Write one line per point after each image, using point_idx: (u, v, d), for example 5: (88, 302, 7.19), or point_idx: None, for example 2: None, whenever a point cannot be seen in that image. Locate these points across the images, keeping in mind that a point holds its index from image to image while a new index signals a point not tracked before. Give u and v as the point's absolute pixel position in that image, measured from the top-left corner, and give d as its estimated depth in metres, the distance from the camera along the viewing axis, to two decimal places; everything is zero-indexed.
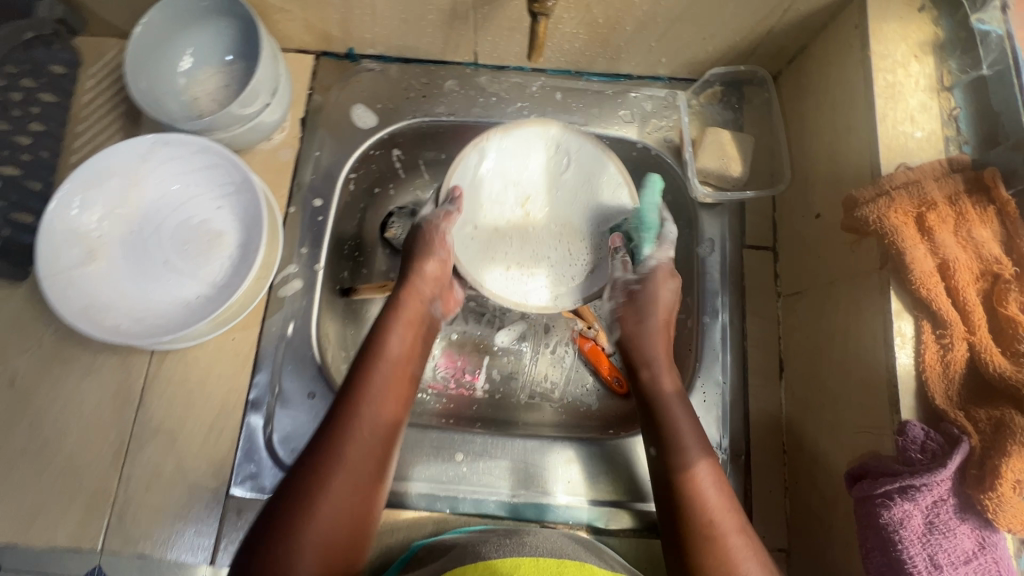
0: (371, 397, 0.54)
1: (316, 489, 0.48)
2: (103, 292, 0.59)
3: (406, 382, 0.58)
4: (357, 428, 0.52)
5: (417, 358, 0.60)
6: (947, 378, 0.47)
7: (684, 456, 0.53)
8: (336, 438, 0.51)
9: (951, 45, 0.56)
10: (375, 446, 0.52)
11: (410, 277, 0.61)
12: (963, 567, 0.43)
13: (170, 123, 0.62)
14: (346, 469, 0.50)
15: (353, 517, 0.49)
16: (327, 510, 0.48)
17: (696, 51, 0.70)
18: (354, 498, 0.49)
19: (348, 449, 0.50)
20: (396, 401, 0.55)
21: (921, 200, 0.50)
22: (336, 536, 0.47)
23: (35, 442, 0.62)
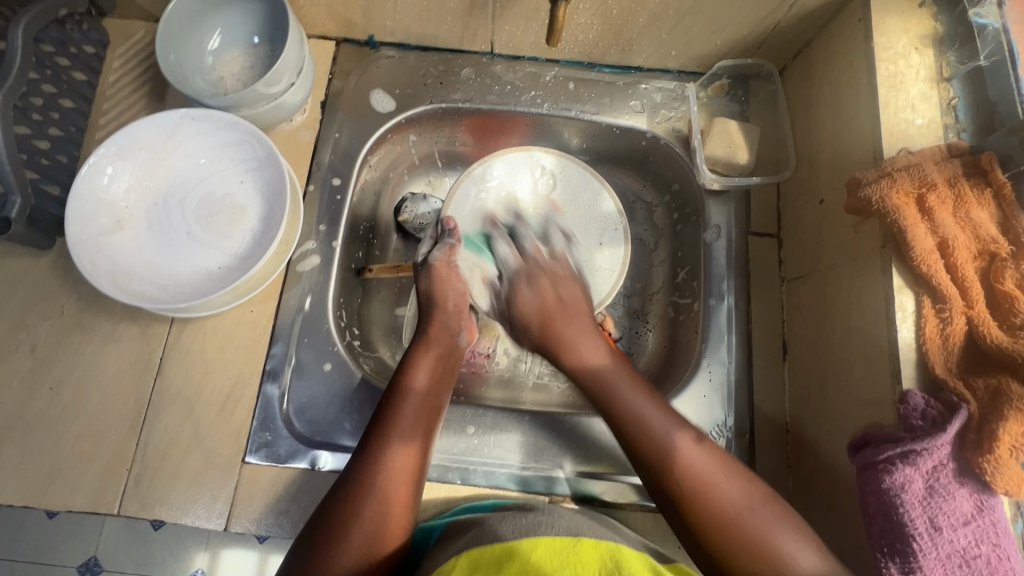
0: (401, 423, 0.57)
1: (350, 510, 0.51)
2: (129, 260, 0.61)
3: (432, 413, 0.59)
4: (389, 451, 0.54)
5: (447, 386, 0.62)
6: (947, 350, 0.49)
7: (654, 437, 0.54)
8: (370, 461, 0.54)
9: (949, 38, 0.58)
10: (407, 467, 0.55)
11: (437, 313, 0.64)
12: (963, 530, 0.45)
13: (197, 99, 0.64)
14: (379, 489, 0.53)
15: (387, 535, 0.51)
16: (361, 528, 0.50)
17: (705, 44, 0.73)
18: (388, 519, 0.52)
19: (382, 473, 0.53)
20: (425, 425, 0.58)
21: (921, 181, 0.53)
22: (371, 554, 0.50)
23: (54, 407, 0.63)
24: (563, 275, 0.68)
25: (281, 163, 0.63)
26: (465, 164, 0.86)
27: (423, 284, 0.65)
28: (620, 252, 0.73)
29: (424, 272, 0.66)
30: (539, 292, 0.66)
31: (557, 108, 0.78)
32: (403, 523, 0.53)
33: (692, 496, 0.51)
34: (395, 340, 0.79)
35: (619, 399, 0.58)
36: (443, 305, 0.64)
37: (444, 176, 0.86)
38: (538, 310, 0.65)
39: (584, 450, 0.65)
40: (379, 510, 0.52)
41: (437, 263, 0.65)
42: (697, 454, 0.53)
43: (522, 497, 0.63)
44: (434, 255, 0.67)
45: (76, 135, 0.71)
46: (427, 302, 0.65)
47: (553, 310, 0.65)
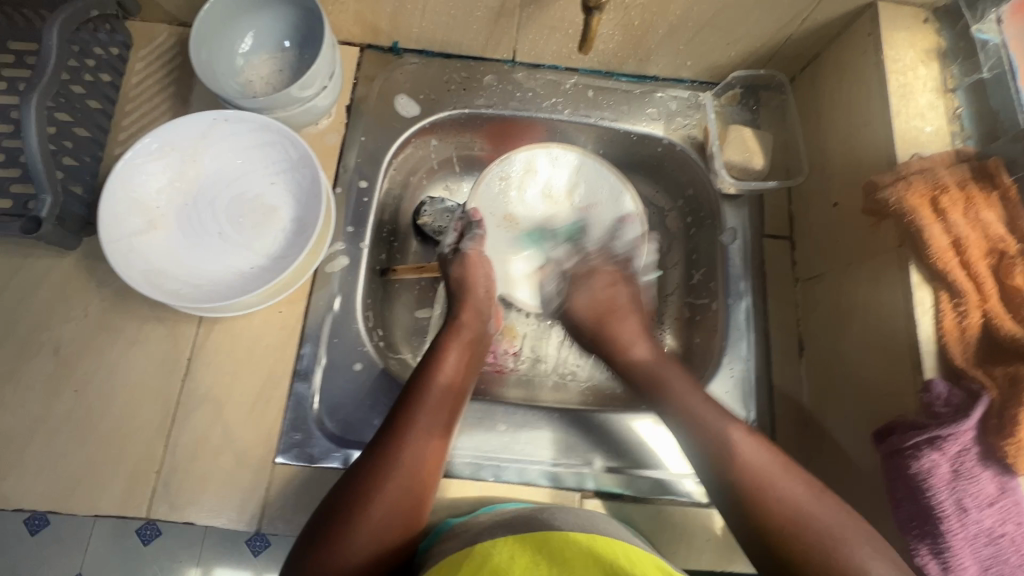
0: (429, 401, 0.59)
1: (376, 479, 0.53)
2: (161, 259, 0.61)
3: (458, 398, 0.61)
4: (416, 427, 0.57)
5: (472, 370, 0.65)
6: (964, 342, 0.52)
7: (707, 426, 0.58)
8: (398, 433, 0.56)
9: (952, 53, 0.63)
10: (432, 444, 0.57)
11: (468, 299, 0.69)
12: (988, 510, 0.47)
13: (231, 97, 0.65)
14: (404, 463, 0.54)
15: (410, 510, 0.54)
16: (386, 498, 0.53)
17: (720, 55, 0.76)
18: (414, 490, 0.54)
19: (407, 446, 0.55)
20: (451, 405, 0.60)
21: (935, 183, 0.56)
22: (392, 524, 0.52)
23: (80, 409, 0.63)
24: (615, 280, 0.75)
25: (315, 165, 0.64)
26: (483, 169, 0.88)
27: (456, 271, 0.70)
28: (646, 251, 0.78)
29: (456, 261, 0.70)
30: (595, 295, 0.73)
31: (577, 115, 0.80)
32: (423, 496, 0.55)
33: (753, 490, 0.53)
34: (417, 341, 0.80)
35: (669, 391, 0.62)
36: (474, 291, 0.69)
37: (461, 181, 0.87)
38: (592, 312, 0.72)
39: (613, 446, 0.67)
40: (403, 482, 0.54)
41: (469, 252, 0.70)
42: (747, 446, 0.56)
43: (554, 492, 0.64)
44: (466, 246, 0.71)
45: (100, 135, 0.70)
46: (460, 287, 0.69)
47: (607, 315, 0.71)
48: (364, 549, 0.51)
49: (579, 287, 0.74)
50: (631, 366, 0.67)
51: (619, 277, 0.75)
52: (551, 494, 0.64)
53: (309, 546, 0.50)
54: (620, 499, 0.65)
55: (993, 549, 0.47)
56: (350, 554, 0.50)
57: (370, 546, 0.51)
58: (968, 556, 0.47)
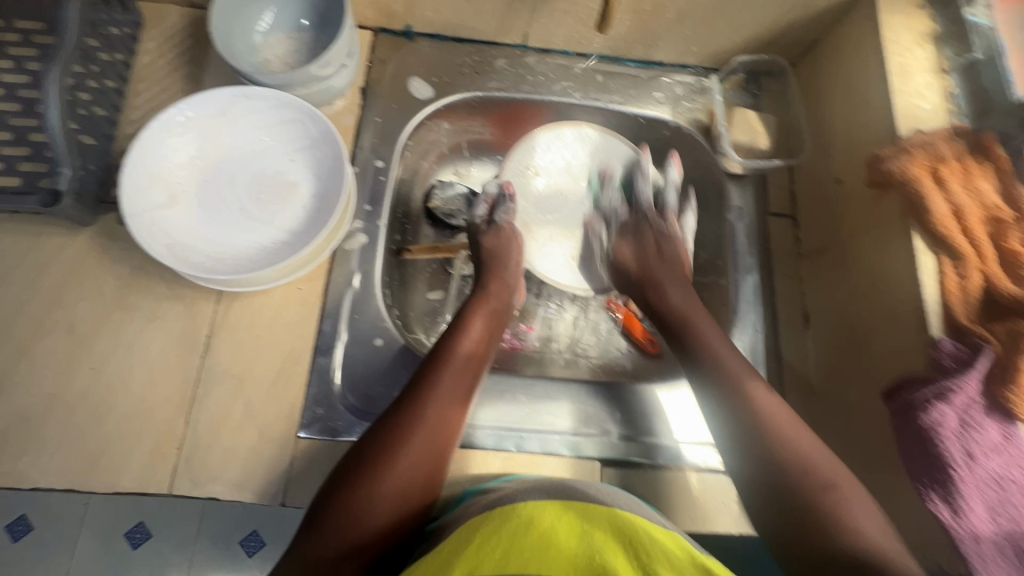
0: (453, 363, 0.60)
1: (401, 434, 0.53)
2: (182, 233, 0.62)
3: (480, 361, 0.63)
4: (442, 387, 0.58)
5: (493, 340, 0.66)
6: (966, 301, 0.55)
7: (702, 370, 0.59)
8: (424, 392, 0.57)
9: (946, 36, 0.66)
10: (455, 403, 0.58)
11: (499, 271, 0.71)
12: (993, 456, 0.50)
13: (252, 71, 0.66)
14: (429, 419, 0.55)
15: (434, 467, 0.53)
16: (412, 452, 0.52)
17: (725, 41, 0.79)
18: (439, 448, 0.54)
19: (433, 403, 0.56)
20: (474, 369, 0.61)
21: (935, 155, 0.59)
22: (417, 478, 0.52)
23: (97, 386, 0.62)
24: (667, 236, 0.74)
25: (336, 140, 0.65)
26: (491, 153, 0.89)
27: (491, 242, 0.73)
28: (673, 220, 0.77)
29: (492, 233, 0.73)
30: (640, 247, 0.73)
31: (586, 98, 0.82)
32: (445, 455, 0.55)
33: (767, 437, 0.53)
34: (429, 322, 0.80)
35: (702, 345, 0.61)
36: (506, 263, 0.71)
37: (471, 165, 0.88)
38: (638, 265, 0.71)
39: (629, 416, 0.69)
40: (428, 437, 0.54)
41: (505, 224, 0.74)
42: (763, 396, 0.56)
43: (575, 462, 0.66)
44: (499, 218, 0.75)
45: (114, 114, 0.70)
46: (493, 257, 0.72)
47: (651, 261, 0.71)
48: (389, 503, 0.50)
49: (626, 237, 0.74)
50: (667, 307, 0.67)
51: (669, 235, 0.74)
52: (572, 464, 0.66)
53: (334, 497, 0.50)
54: (638, 467, 0.66)
55: (1000, 493, 0.50)
56: (375, 506, 0.49)
57: (395, 500, 0.50)
58: (978, 501, 0.50)
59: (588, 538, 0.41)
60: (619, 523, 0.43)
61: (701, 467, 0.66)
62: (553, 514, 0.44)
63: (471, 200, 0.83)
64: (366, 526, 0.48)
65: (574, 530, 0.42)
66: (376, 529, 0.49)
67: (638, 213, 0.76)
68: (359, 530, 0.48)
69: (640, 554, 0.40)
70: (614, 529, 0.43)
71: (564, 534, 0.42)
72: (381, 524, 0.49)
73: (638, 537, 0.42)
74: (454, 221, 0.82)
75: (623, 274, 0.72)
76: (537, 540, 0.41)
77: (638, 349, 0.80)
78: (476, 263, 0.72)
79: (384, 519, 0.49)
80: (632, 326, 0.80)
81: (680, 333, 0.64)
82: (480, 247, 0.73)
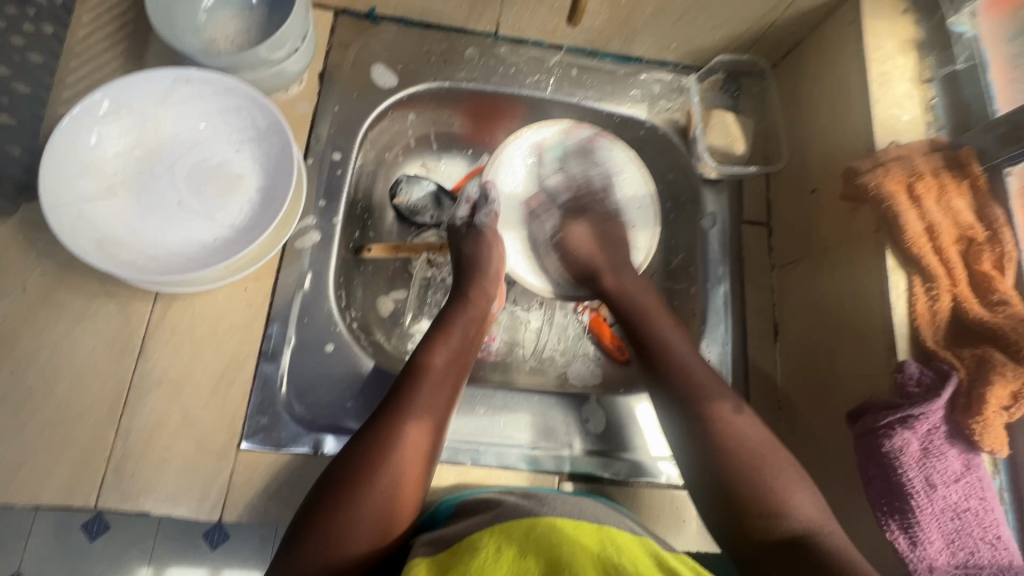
0: (432, 374, 0.58)
1: (381, 449, 0.51)
2: (114, 228, 0.57)
3: (457, 374, 0.60)
4: (423, 398, 0.56)
5: (472, 347, 0.64)
6: (935, 324, 0.53)
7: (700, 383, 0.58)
8: (400, 412, 0.54)
9: (928, 44, 0.64)
10: (435, 419, 0.56)
11: (478, 277, 0.67)
12: (953, 485, 0.49)
13: (192, 53, 0.60)
14: (408, 437, 0.53)
15: (407, 491, 0.51)
16: (386, 476, 0.51)
17: (705, 39, 0.75)
18: (412, 472, 0.52)
19: (412, 415, 0.54)
20: (454, 379, 0.60)
21: (911, 170, 0.56)
22: (395, 502, 0.50)
23: (18, 391, 0.57)
24: (607, 211, 0.76)
25: (284, 130, 0.60)
26: (461, 146, 0.84)
27: (469, 248, 0.69)
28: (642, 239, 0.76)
29: (471, 237, 0.70)
30: (592, 229, 0.75)
31: (560, 93, 0.78)
32: (425, 470, 0.53)
33: (733, 458, 0.53)
34: (388, 323, 0.76)
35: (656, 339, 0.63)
36: (486, 271, 0.68)
37: (439, 159, 0.83)
38: (587, 250, 0.73)
39: (592, 430, 0.67)
40: (406, 456, 0.52)
41: (486, 229, 0.70)
42: (740, 422, 0.55)
43: (533, 476, 0.63)
44: (481, 220, 0.71)
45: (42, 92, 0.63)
46: (471, 262, 0.68)
47: (602, 250, 0.72)
48: (368, 522, 0.49)
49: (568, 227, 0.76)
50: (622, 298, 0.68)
51: (611, 214, 0.76)
52: (530, 479, 0.63)
53: (303, 524, 0.48)
54: (599, 481, 0.65)
55: (958, 524, 0.49)
56: (351, 530, 0.48)
57: (376, 520, 0.49)
58: (934, 531, 0.49)
59: (558, 556, 0.41)
60: (583, 539, 0.43)
61: (662, 480, 0.65)
62: (514, 546, 0.42)
63: (440, 198, 0.79)
64: (347, 546, 0.47)
65: (540, 553, 0.41)
66: (357, 550, 0.48)
67: (587, 201, 0.77)
68: (339, 551, 0.47)
69: (608, 564, 0.41)
70: (577, 540, 0.43)
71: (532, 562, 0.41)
72: (361, 545, 0.48)
73: (603, 548, 0.43)
74: (419, 219, 0.79)
75: (575, 260, 0.73)
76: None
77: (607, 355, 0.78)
78: (456, 267, 0.69)
79: (365, 541, 0.48)
80: (600, 331, 0.78)
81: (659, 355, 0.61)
82: (459, 253, 0.70)
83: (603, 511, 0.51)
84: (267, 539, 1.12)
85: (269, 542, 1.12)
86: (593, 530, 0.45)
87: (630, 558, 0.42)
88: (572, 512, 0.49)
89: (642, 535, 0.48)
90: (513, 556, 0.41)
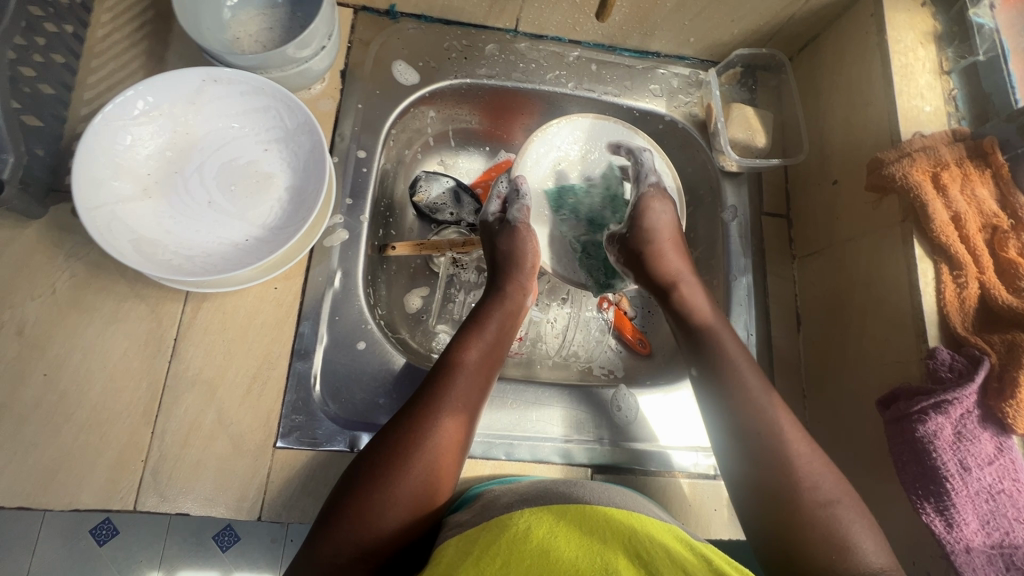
0: (466, 364, 0.59)
1: (416, 433, 0.52)
2: (146, 228, 0.57)
3: (489, 366, 0.60)
4: (457, 386, 0.57)
5: (506, 340, 0.64)
6: (964, 310, 0.54)
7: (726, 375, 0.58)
8: (436, 400, 0.55)
9: (948, 36, 0.65)
10: (469, 410, 0.56)
11: (512, 270, 0.67)
12: (987, 468, 0.50)
13: (218, 54, 0.60)
14: (444, 424, 0.53)
15: (443, 476, 0.52)
16: (421, 459, 0.51)
17: (724, 33, 0.76)
18: (445, 458, 0.52)
19: (447, 403, 0.55)
20: (487, 372, 0.60)
21: (936, 160, 0.58)
22: (429, 486, 0.51)
23: (51, 395, 0.57)
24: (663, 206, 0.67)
25: (314, 129, 0.60)
26: (478, 143, 0.85)
27: (504, 244, 0.68)
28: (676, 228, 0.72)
29: (505, 233, 0.68)
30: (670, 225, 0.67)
31: (580, 88, 0.78)
32: (459, 459, 0.54)
33: (763, 455, 0.52)
34: (413, 321, 0.76)
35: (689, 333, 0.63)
36: (521, 264, 0.67)
37: (457, 155, 0.84)
38: (675, 258, 0.66)
39: (622, 423, 0.68)
40: (442, 442, 0.52)
41: (519, 224, 0.68)
42: (764, 412, 0.54)
43: (566, 468, 0.64)
44: (513, 216, 0.69)
45: (64, 93, 0.63)
46: (507, 257, 0.67)
47: (676, 246, 0.67)
48: (404, 504, 0.49)
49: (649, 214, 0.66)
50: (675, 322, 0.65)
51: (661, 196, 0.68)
52: (564, 471, 0.64)
53: (340, 506, 0.48)
54: (630, 473, 0.65)
55: (993, 505, 0.50)
56: (386, 511, 0.48)
57: (410, 501, 0.49)
58: (970, 513, 0.50)
59: (592, 539, 0.41)
60: (615, 521, 0.43)
61: (691, 470, 0.66)
62: (548, 521, 0.43)
63: (459, 195, 0.79)
64: (381, 525, 0.47)
65: (573, 530, 0.42)
66: (390, 529, 0.48)
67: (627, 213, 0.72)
68: (374, 530, 0.47)
69: (640, 548, 0.40)
70: (612, 526, 0.42)
71: (565, 539, 0.41)
72: (395, 526, 0.48)
73: (636, 534, 0.42)
74: (439, 217, 0.78)
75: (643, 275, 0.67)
76: (535, 554, 0.39)
77: (628, 348, 0.78)
78: (490, 263, 0.69)
79: (399, 520, 0.48)
80: (622, 325, 0.79)
81: (718, 367, 0.58)
82: (494, 249, 0.69)
83: (641, 503, 0.51)
84: (279, 541, 1.11)
85: (280, 543, 1.11)
86: (624, 513, 0.44)
87: (663, 545, 0.41)
88: (603, 499, 0.48)
89: (670, 522, 0.47)
90: (545, 533, 0.42)
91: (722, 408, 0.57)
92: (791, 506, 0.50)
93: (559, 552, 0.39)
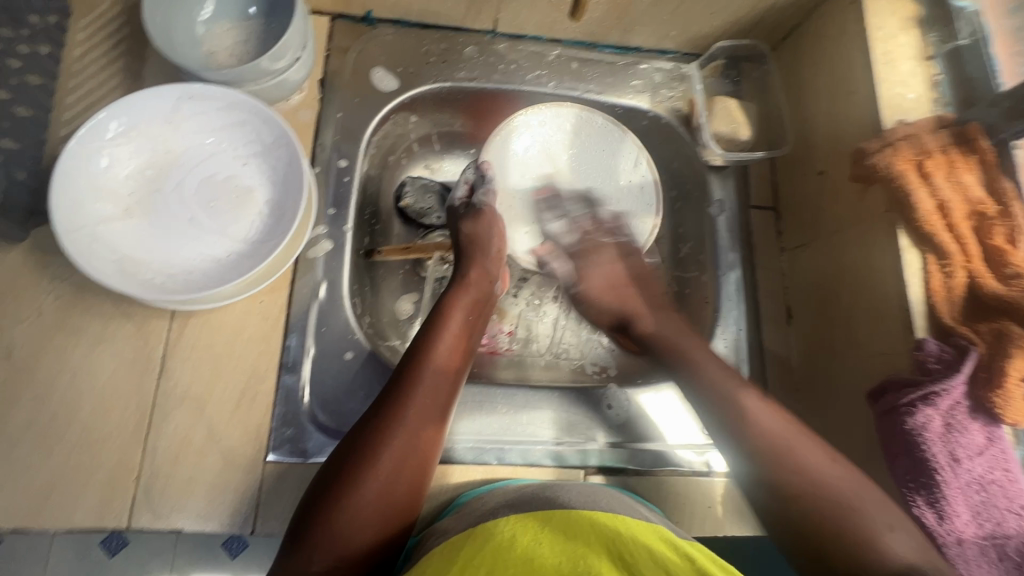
0: (436, 359, 0.58)
1: (381, 438, 0.51)
2: (128, 248, 0.57)
3: (456, 363, 0.59)
4: (426, 382, 0.56)
5: (474, 334, 0.63)
6: (951, 300, 0.53)
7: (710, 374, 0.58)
8: (403, 404, 0.54)
9: (931, 20, 0.64)
10: (438, 411, 0.55)
11: (477, 258, 0.67)
12: (977, 458, 0.50)
13: (192, 70, 0.59)
14: (412, 428, 0.53)
15: (411, 482, 0.51)
16: (389, 467, 0.50)
17: (704, 25, 0.75)
18: (414, 462, 0.52)
19: (416, 402, 0.54)
20: (455, 370, 0.59)
21: (920, 149, 0.56)
22: (399, 492, 0.50)
23: (42, 417, 0.57)
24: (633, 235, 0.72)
25: (290, 142, 0.60)
26: (463, 146, 0.82)
27: (469, 228, 0.68)
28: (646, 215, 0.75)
29: (470, 216, 0.69)
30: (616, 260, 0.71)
31: (561, 87, 0.78)
32: (428, 461, 0.53)
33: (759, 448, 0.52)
34: (403, 328, 0.75)
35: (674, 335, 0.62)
36: (486, 250, 0.67)
37: (442, 159, 0.81)
38: (610, 291, 0.69)
39: (614, 423, 0.68)
40: (410, 446, 0.52)
41: (484, 208, 0.69)
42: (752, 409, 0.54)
43: (558, 471, 0.64)
44: (480, 200, 0.70)
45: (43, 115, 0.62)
46: (472, 244, 0.67)
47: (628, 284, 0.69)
48: (373, 513, 0.49)
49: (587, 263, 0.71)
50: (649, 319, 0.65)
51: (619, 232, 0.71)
52: (556, 473, 0.64)
53: (310, 519, 0.48)
54: (623, 473, 0.65)
55: (984, 496, 0.50)
56: (357, 522, 0.48)
57: (380, 509, 0.49)
58: (961, 504, 0.50)
59: (574, 542, 0.41)
60: (598, 522, 0.43)
61: (686, 467, 0.65)
62: (532, 529, 0.43)
63: (444, 197, 0.78)
64: (352, 536, 0.47)
65: (555, 537, 0.42)
66: (362, 539, 0.48)
67: (612, 197, 0.75)
68: (344, 542, 0.47)
69: (620, 545, 0.41)
70: (596, 527, 0.42)
71: (547, 545, 0.41)
72: (367, 536, 0.48)
73: (619, 535, 0.42)
74: (427, 221, 0.77)
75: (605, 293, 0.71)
76: (519, 562, 0.39)
77: (620, 346, 0.77)
78: (455, 248, 0.68)
79: (370, 529, 0.48)
80: None
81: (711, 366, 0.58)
82: (458, 233, 0.69)
83: (629, 505, 0.51)
84: None
85: None
86: (607, 514, 0.45)
87: (645, 545, 0.41)
88: (589, 501, 0.48)
89: (657, 524, 0.47)
90: (529, 540, 0.41)
91: (715, 398, 0.56)
92: (806, 504, 0.48)
93: (541, 558, 0.39)
